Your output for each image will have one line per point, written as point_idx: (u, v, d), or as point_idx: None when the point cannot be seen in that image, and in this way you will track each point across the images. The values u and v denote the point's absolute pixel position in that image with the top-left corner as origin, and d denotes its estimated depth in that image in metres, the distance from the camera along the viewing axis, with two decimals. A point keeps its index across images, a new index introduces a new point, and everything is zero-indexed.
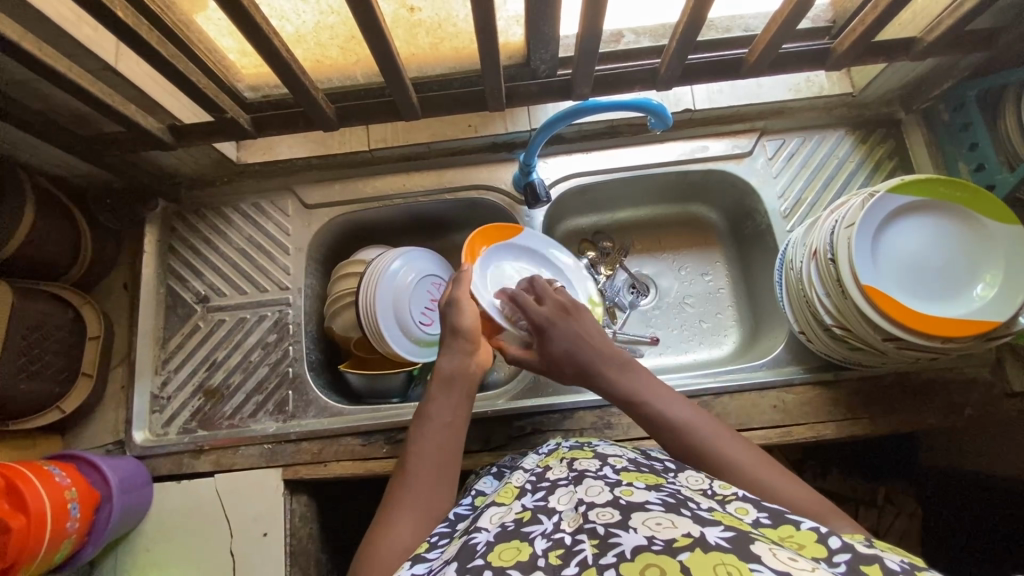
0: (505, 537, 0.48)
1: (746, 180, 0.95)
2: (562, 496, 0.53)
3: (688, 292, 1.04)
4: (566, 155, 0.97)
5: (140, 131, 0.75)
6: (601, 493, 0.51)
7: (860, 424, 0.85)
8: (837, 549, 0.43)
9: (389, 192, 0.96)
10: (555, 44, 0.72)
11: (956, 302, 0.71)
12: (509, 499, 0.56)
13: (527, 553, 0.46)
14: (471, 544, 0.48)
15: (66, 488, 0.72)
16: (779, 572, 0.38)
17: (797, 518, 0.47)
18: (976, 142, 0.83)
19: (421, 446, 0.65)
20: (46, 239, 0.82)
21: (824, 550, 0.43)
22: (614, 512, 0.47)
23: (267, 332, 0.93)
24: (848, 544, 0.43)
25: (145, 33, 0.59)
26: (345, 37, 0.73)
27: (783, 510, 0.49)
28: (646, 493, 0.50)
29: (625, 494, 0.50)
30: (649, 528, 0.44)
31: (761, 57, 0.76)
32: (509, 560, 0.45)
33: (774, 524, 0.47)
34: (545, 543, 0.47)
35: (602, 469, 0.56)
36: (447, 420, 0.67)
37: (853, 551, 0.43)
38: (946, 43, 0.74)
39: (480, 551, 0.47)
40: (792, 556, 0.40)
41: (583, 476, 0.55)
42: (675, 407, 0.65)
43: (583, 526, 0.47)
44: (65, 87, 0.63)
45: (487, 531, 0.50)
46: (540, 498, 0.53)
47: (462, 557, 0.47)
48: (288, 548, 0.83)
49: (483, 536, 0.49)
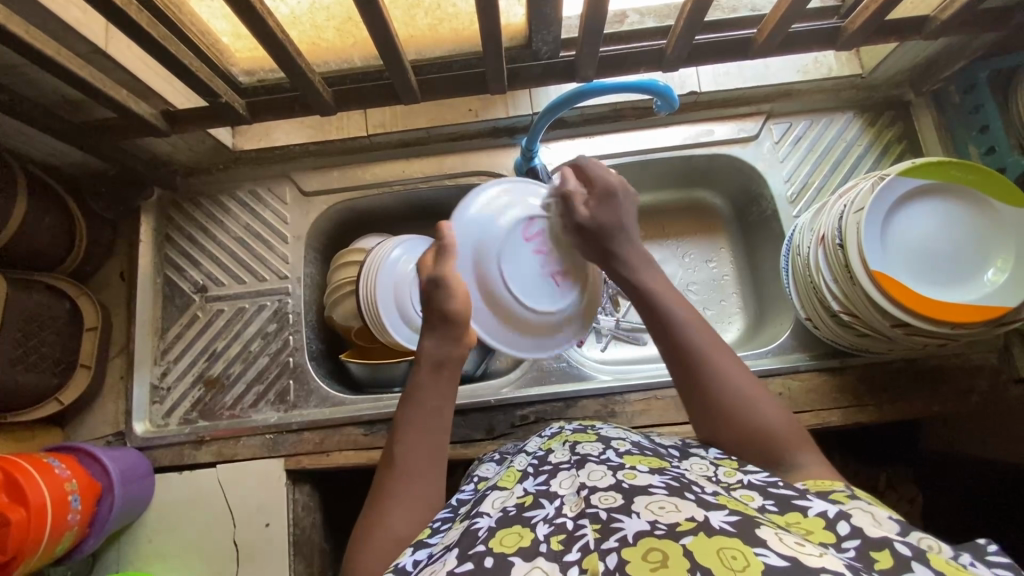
0: (506, 523, 0.47)
1: (753, 164, 0.94)
2: (563, 481, 0.52)
3: (691, 279, 1.03)
4: (569, 140, 0.95)
5: (133, 117, 0.73)
6: (604, 476, 0.50)
7: (866, 411, 0.84)
8: (846, 535, 0.43)
9: (388, 178, 0.95)
10: (557, 26, 0.70)
11: (966, 288, 0.70)
12: (511, 483, 0.55)
13: (529, 538, 0.45)
14: (473, 529, 0.48)
15: (66, 480, 0.71)
16: (786, 556, 0.37)
17: (803, 504, 0.46)
18: (987, 124, 0.82)
19: (408, 430, 0.62)
20: (39, 228, 0.81)
21: (832, 536, 0.43)
22: (617, 495, 0.46)
23: (267, 321, 0.92)
24: (857, 528, 0.43)
25: (135, 14, 0.57)
26: (341, 18, 0.71)
27: (789, 493, 0.48)
28: (650, 477, 0.49)
29: (628, 477, 0.49)
30: (652, 513, 0.43)
31: (770, 38, 0.74)
32: (511, 546, 0.45)
33: (781, 511, 0.46)
34: (547, 528, 0.46)
35: (605, 452, 0.56)
36: (436, 404, 0.64)
37: (862, 537, 0.42)
38: (961, 22, 0.72)
39: (481, 537, 0.46)
40: (799, 541, 0.40)
41: (585, 460, 0.54)
42: (684, 311, 0.64)
43: (585, 510, 0.46)
44: (52, 71, 0.61)
45: (490, 516, 0.50)
46: (541, 483, 0.53)
47: (464, 543, 0.46)
48: (291, 538, 0.83)
49: (485, 521, 0.49)
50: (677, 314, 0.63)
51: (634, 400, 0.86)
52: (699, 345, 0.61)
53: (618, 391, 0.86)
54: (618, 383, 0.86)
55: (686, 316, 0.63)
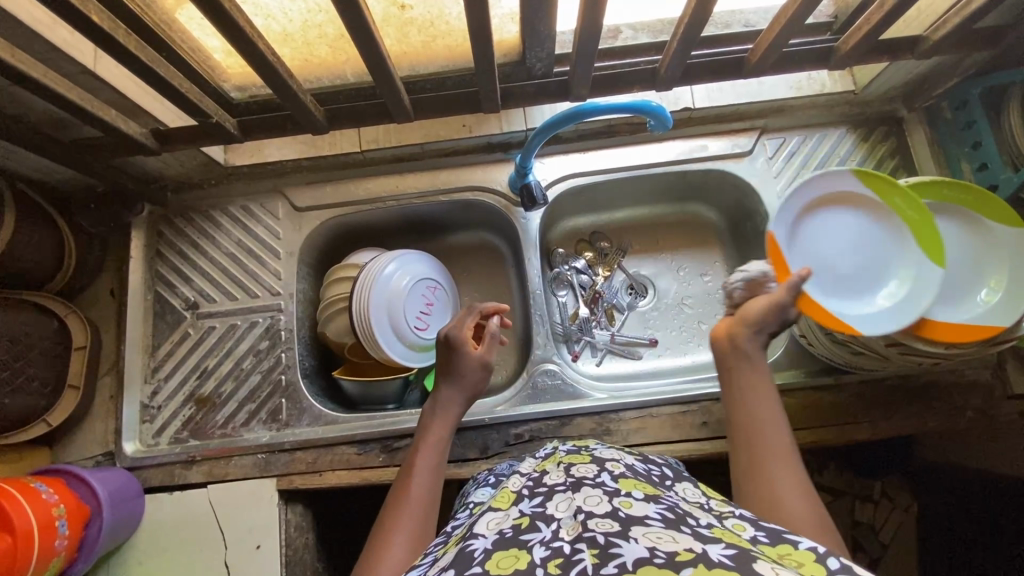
0: (504, 545, 0.46)
1: (747, 180, 0.94)
2: (560, 503, 0.51)
3: (686, 293, 1.03)
4: (564, 155, 0.95)
5: (123, 137, 0.73)
6: (600, 503, 0.49)
7: (860, 428, 0.84)
8: (837, 570, 0.41)
9: (381, 194, 0.94)
10: (551, 42, 0.69)
11: (959, 308, 0.70)
12: (505, 504, 0.54)
13: (525, 561, 0.44)
14: (468, 550, 0.46)
15: (53, 505, 0.69)
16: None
17: (795, 539, 0.46)
18: (980, 141, 0.81)
19: (420, 474, 0.67)
20: (27, 245, 0.79)
21: (823, 570, 0.41)
22: (613, 523, 0.46)
23: (259, 339, 0.91)
24: (847, 565, 0.41)
25: (122, 37, 0.56)
26: (333, 36, 0.71)
27: (780, 529, 0.48)
28: (646, 506, 0.49)
29: (624, 506, 0.49)
30: (650, 540, 0.43)
31: (763, 57, 0.74)
32: (507, 568, 0.43)
33: (772, 543, 0.46)
34: (544, 552, 0.44)
35: (600, 476, 0.55)
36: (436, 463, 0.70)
37: (852, 572, 0.40)
38: (953, 42, 0.72)
39: (477, 558, 0.45)
40: None
41: (581, 484, 0.53)
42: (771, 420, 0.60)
43: (582, 534, 0.45)
44: (38, 92, 0.60)
45: (485, 537, 0.48)
46: (537, 505, 0.52)
47: (458, 565, 0.45)
48: (283, 559, 0.82)
49: (480, 543, 0.47)
50: (768, 419, 0.60)
51: (629, 418, 0.85)
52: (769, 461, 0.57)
53: (613, 408, 0.86)
54: (612, 401, 0.86)
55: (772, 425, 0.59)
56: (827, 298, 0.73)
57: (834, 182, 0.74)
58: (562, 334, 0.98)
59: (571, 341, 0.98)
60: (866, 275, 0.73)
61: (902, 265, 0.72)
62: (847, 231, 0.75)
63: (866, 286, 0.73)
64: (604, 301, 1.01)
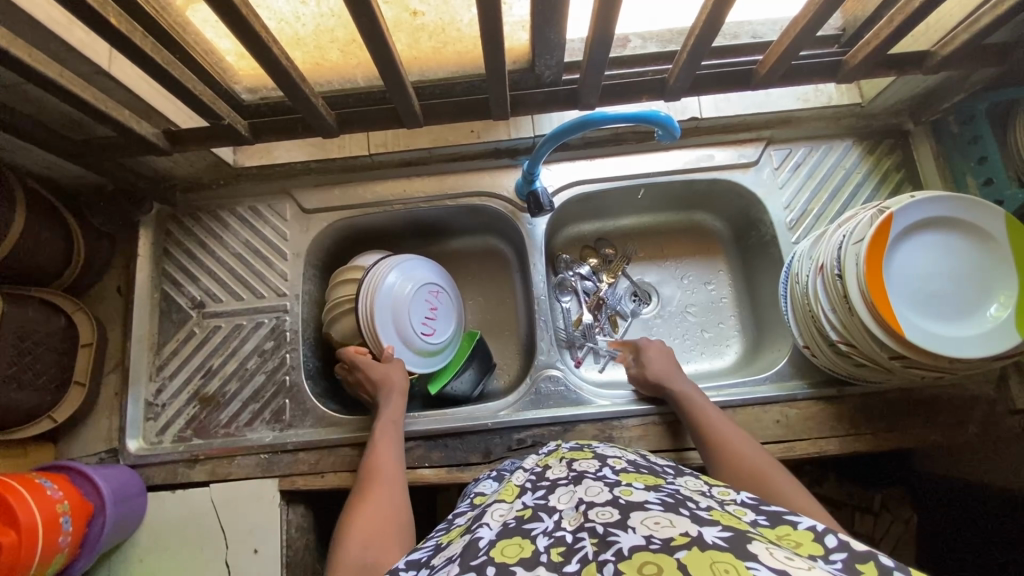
0: (507, 534, 0.47)
1: (753, 190, 0.94)
2: (562, 495, 0.51)
3: (690, 301, 1.03)
4: (571, 162, 0.95)
5: (135, 137, 0.73)
6: (601, 492, 0.49)
7: (862, 440, 0.84)
8: (834, 548, 0.42)
9: (389, 197, 0.95)
10: (560, 51, 0.69)
11: (971, 323, 0.69)
12: (510, 497, 0.54)
13: (530, 550, 0.44)
14: (474, 541, 0.47)
15: (58, 500, 0.70)
16: (775, 570, 0.37)
17: (795, 518, 0.46)
18: (986, 155, 0.82)
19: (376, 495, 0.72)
20: (37, 241, 0.80)
21: (821, 549, 0.42)
22: (613, 511, 0.46)
23: (264, 339, 0.91)
24: (844, 541, 0.42)
25: (139, 40, 0.57)
26: (345, 40, 0.71)
27: (780, 510, 0.48)
28: (645, 494, 0.49)
29: (624, 494, 0.49)
30: (647, 528, 0.43)
31: (772, 69, 0.74)
32: (512, 556, 0.44)
33: (772, 525, 0.46)
34: (547, 541, 0.45)
35: (602, 470, 0.55)
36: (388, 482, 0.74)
37: (849, 549, 0.41)
38: (960, 58, 0.73)
39: (482, 548, 0.45)
40: (789, 555, 0.39)
41: (582, 477, 0.53)
42: (724, 427, 0.75)
43: (584, 524, 0.45)
44: (52, 91, 0.61)
45: (490, 528, 0.49)
46: (540, 497, 0.52)
47: (465, 554, 0.45)
48: (285, 560, 0.82)
49: (486, 534, 0.47)
50: (723, 428, 0.75)
51: (631, 426, 0.86)
52: (740, 454, 0.71)
53: (615, 416, 0.86)
54: (615, 408, 0.86)
55: (729, 434, 0.74)
56: (902, 304, 0.69)
57: (983, 220, 0.71)
58: (565, 340, 0.98)
59: (574, 347, 0.98)
60: (938, 299, 0.71)
61: (973, 298, 0.70)
62: (925, 255, 0.72)
63: (940, 312, 0.70)
64: (608, 308, 1.02)
